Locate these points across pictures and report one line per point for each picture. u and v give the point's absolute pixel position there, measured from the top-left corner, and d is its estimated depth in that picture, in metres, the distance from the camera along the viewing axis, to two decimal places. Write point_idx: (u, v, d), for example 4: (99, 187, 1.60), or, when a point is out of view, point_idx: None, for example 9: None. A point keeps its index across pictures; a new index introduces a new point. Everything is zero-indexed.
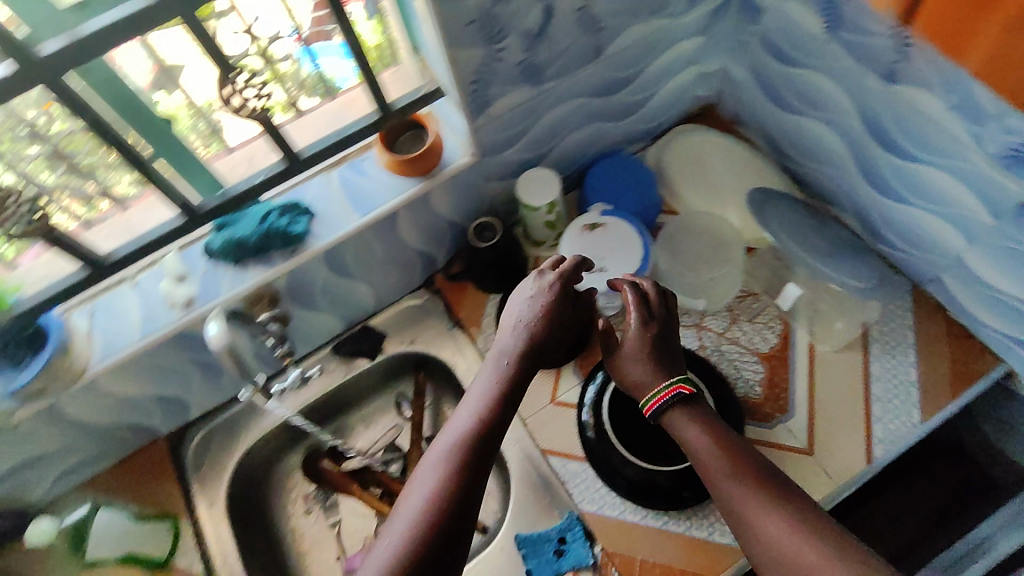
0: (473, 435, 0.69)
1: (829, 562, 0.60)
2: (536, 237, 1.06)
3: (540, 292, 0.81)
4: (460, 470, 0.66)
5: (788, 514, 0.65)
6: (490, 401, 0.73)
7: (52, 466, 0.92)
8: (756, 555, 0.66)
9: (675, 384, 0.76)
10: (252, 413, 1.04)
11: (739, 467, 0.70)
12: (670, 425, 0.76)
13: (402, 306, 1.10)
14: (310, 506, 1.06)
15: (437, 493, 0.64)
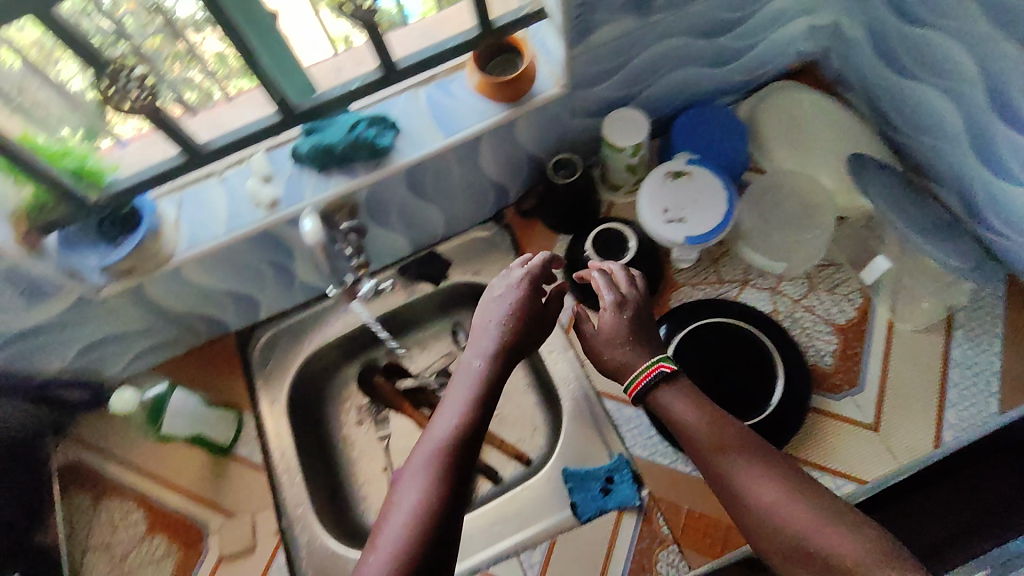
0: (450, 456, 0.62)
1: (825, 525, 0.59)
2: (615, 181, 1.03)
3: (516, 291, 0.74)
4: (439, 497, 0.60)
5: (780, 481, 0.64)
6: (467, 417, 0.65)
7: (131, 346, 0.96)
8: (749, 525, 0.64)
9: (654, 364, 0.73)
10: (316, 322, 1.06)
11: (729, 439, 0.68)
12: (656, 402, 0.73)
13: (469, 237, 1.09)
14: (362, 418, 1.08)
15: (418, 520, 0.58)
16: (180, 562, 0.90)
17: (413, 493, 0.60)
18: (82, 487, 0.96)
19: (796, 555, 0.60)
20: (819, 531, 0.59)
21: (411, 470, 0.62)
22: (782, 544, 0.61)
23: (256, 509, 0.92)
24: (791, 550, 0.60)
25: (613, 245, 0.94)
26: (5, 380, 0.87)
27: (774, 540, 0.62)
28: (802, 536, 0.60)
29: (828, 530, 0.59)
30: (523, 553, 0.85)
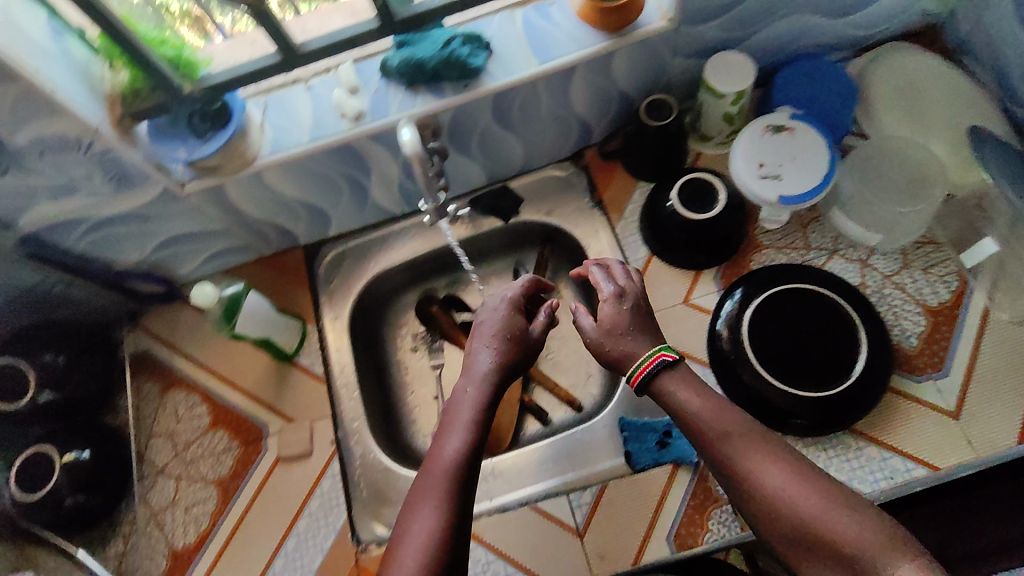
0: (456, 482, 0.63)
1: (836, 512, 0.55)
2: (708, 130, 0.97)
3: (508, 319, 0.76)
4: (449, 523, 0.60)
5: (789, 465, 0.60)
6: (468, 441, 0.66)
7: (205, 247, 0.97)
8: (754, 510, 0.60)
9: (655, 352, 0.70)
10: (382, 244, 1.06)
11: (733, 422, 0.64)
12: (657, 385, 0.69)
13: (544, 175, 1.05)
14: (417, 345, 1.10)
15: (433, 539, 0.58)
16: (240, 458, 0.92)
17: (425, 522, 0.59)
18: (149, 373, 0.98)
19: (806, 543, 0.56)
20: (831, 518, 0.55)
21: (419, 499, 0.62)
22: (791, 532, 0.57)
23: (314, 418, 0.94)
24: (801, 537, 0.56)
25: (701, 197, 0.90)
26: (87, 265, 0.90)
27: (781, 527, 0.57)
28: (812, 522, 0.56)
29: (840, 517, 0.55)
30: (573, 493, 0.84)
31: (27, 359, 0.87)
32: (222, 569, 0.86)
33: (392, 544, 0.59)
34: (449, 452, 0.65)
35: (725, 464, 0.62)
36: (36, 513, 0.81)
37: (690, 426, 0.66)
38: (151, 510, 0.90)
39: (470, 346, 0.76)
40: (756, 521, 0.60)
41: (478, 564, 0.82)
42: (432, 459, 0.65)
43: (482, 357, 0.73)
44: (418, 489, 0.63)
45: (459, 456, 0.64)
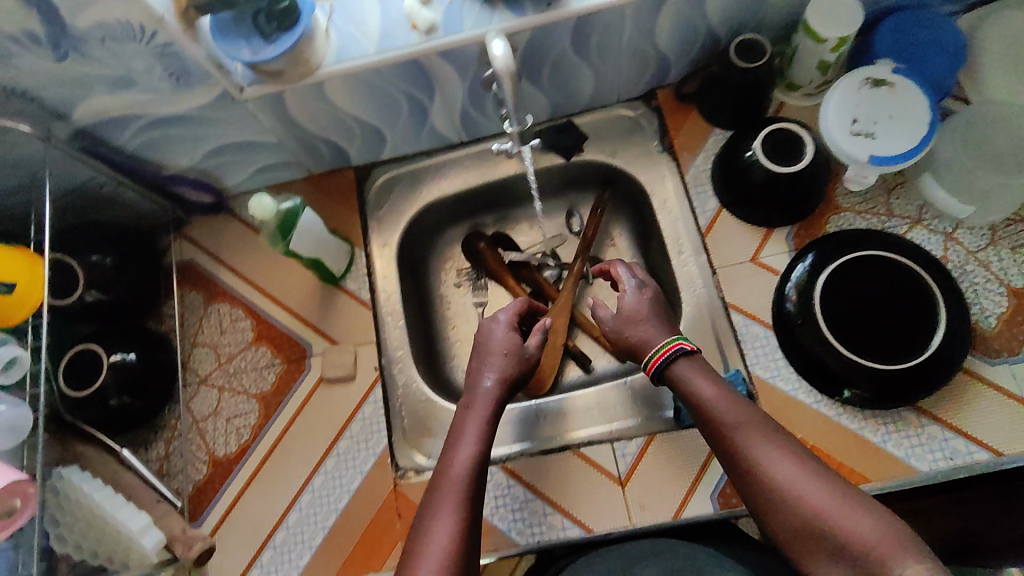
0: (470, 489, 0.67)
1: (843, 507, 0.59)
2: (796, 78, 0.90)
3: (510, 339, 0.82)
4: (464, 527, 0.64)
5: (799, 461, 0.64)
6: (477, 452, 0.71)
7: (255, 159, 0.93)
8: (763, 503, 0.64)
9: (672, 341, 0.76)
10: (434, 174, 1.01)
11: (750, 419, 0.68)
12: (675, 378, 0.75)
13: (611, 114, 0.98)
14: (461, 281, 1.08)
15: (452, 536, 0.63)
16: (283, 375, 0.91)
17: (443, 527, 0.63)
18: (193, 283, 0.96)
19: (812, 535, 0.60)
20: (838, 513, 0.59)
21: (436, 505, 0.66)
22: (798, 525, 0.61)
23: (359, 342, 0.92)
24: (808, 531, 0.60)
25: (785, 148, 0.84)
26: (136, 166, 0.86)
27: (788, 520, 0.61)
28: (819, 516, 0.60)
29: (846, 514, 0.59)
30: (618, 442, 0.83)
31: (74, 258, 0.85)
32: (263, 481, 0.87)
33: (411, 547, 0.63)
34: (460, 461, 0.70)
35: (738, 457, 0.67)
36: (83, 409, 0.83)
37: (707, 420, 0.71)
38: (193, 419, 0.90)
39: (471, 366, 0.82)
40: (763, 515, 0.64)
41: (517, 501, 0.82)
42: (445, 468, 0.69)
43: (485, 375, 0.79)
44: (433, 495, 0.67)
45: (470, 464, 0.69)
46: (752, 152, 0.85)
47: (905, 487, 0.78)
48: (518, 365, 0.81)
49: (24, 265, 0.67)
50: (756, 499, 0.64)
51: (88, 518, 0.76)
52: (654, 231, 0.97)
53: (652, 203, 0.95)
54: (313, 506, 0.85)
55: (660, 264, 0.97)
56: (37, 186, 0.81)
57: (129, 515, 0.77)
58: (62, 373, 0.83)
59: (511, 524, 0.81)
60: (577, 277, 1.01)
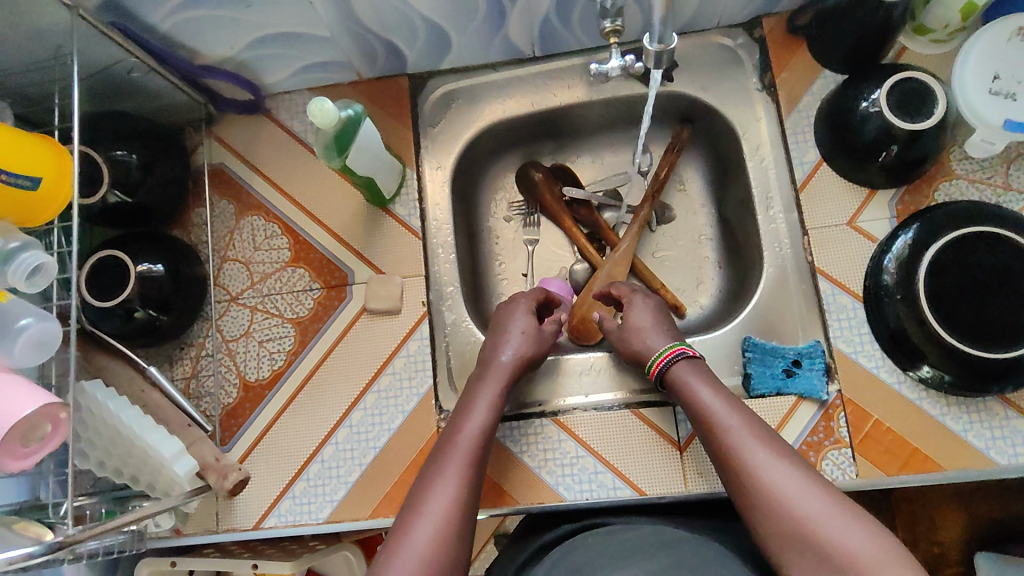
0: (476, 459, 0.66)
1: (837, 518, 0.57)
2: (928, 21, 0.77)
3: (529, 324, 0.79)
4: (467, 495, 0.63)
5: (794, 468, 0.62)
6: (487, 423, 0.69)
7: (300, 55, 0.81)
8: (753, 508, 0.61)
9: (673, 347, 0.75)
10: (497, 92, 0.90)
11: (746, 423, 0.66)
12: (674, 381, 0.72)
13: (707, 41, 0.87)
14: (511, 215, 0.99)
15: (452, 511, 0.62)
16: (322, 301, 0.84)
17: (445, 492, 0.63)
18: (224, 190, 0.88)
19: (801, 543, 0.57)
20: (831, 523, 0.57)
21: (439, 470, 0.65)
22: (787, 532, 0.58)
23: (407, 275, 0.84)
24: (797, 537, 0.58)
25: (912, 103, 0.73)
26: (170, 50, 0.75)
27: (777, 525, 0.59)
28: (811, 523, 0.57)
29: (840, 527, 0.57)
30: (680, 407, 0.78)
31: (98, 151, 0.75)
32: (298, 411, 0.81)
33: (408, 511, 0.62)
34: (469, 431, 0.68)
35: (730, 461, 0.64)
36: (105, 319, 0.75)
37: (701, 423, 0.68)
38: (222, 338, 0.84)
39: (485, 344, 0.79)
40: (752, 520, 0.61)
41: (567, 456, 0.78)
42: (451, 436, 0.68)
43: (502, 350, 0.77)
44: (438, 460, 0.66)
45: (480, 434, 0.68)
46: (873, 105, 0.74)
47: (978, 479, 0.73)
48: (537, 350, 0.78)
49: (55, 160, 0.58)
50: (745, 500, 0.62)
51: (113, 434, 0.70)
52: (739, 180, 0.88)
53: (741, 147, 0.86)
54: (349, 442, 0.80)
55: (739, 218, 0.89)
56: (59, 64, 0.70)
57: (161, 440, 0.71)
58: (83, 278, 0.74)
59: (559, 479, 0.77)
60: (643, 221, 0.92)
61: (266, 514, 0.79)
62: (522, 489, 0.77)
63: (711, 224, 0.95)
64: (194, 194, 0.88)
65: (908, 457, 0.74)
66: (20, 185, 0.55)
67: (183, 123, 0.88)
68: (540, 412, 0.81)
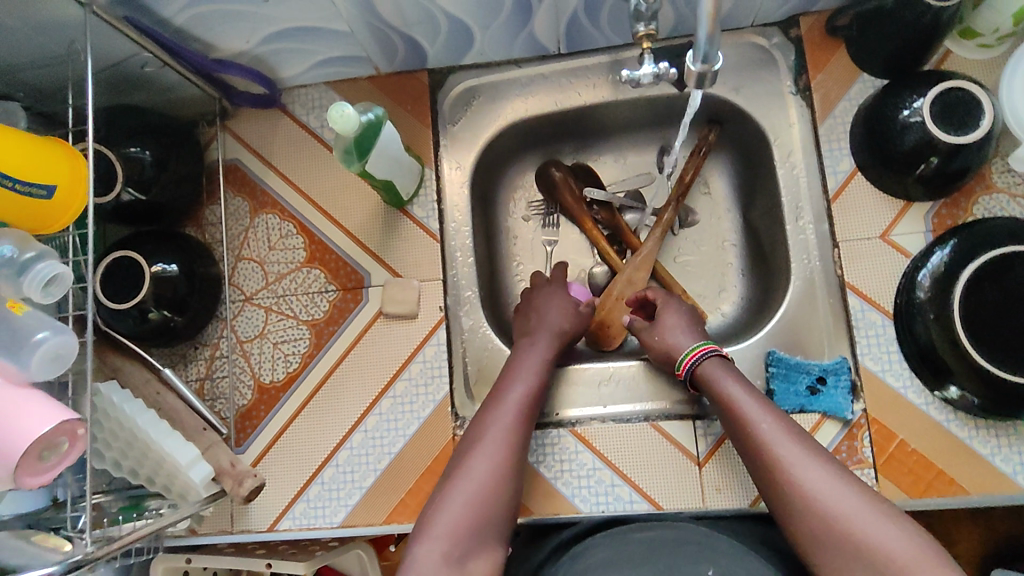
0: (523, 418, 0.70)
1: (871, 515, 0.57)
2: (977, 24, 0.73)
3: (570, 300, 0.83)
4: (515, 452, 0.68)
5: (827, 465, 0.61)
6: (534, 387, 0.73)
7: (318, 49, 0.78)
8: (784, 504, 0.61)
9: (701, 345, 0.74)
10: (520, 89, 0.87)
11: (774, 420, 0.65)
12: (704, 378, 0.71)
13: (740, 40, 0.83)
14: (531, 215, 0.97)
15: (490, 482, 0.65)
16: (337, 303, 0.83)
17: (483, 464, 0.66)
18: (238, 186, 0.86)
19: (832, 540, 0.57)
20: (864, 520, 0.57)
21: (483, 431, 0.69)
22: (820, 529, 0.58)
23: (425, 278, 0.82)
24: (829, 535, 0.57)
25: (958, 113, 0.69)
26: (184, 44, 0.72)
27: (809, 521, 0.59)
28: (844, 520, 0.57)
29: (871, 523, 0.57)
30: (699, 421, 0.77)
31: (112, 149, 0.74)
32: (313, 414, 0.81)
33: (454, 466, 0.67)
34: (514, 395, 0.72)
35: (761, 457, 0.64)
36: (118, 320, 0.74)
37: (731, 419, 0.67)
38: (237, 339, 0.83)
39: (521, 326, 0.82)
40: (784, 516, 0.61)
41: (584, 468, 0.77)
42: (495, 400, 0.72)
43: (550, 319, 0.80)
44: (484, 420, 0.70)
45: (528, 397, 0.72)
46: (914, 115, 0.71)
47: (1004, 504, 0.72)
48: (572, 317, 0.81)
49: (71, 167, 0.57)
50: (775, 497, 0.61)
51: (129, 437, 0.70)
52: (767, 186, 0.85)
53: (772, 153, 0.83)
54: (364, 447, 0.80)
55: (765, 225, 0.87)
56: (72, 61, 0.67)
57: (177, 446, 0.70)
58: (97, 278, 0.73)
59: (575, 490, 0.77)
60: (667, 225, 0.89)
61: (280, 516, 0.79)
62: (537, 500, 0.77)
63: (736, 229, 0.92)
64: (208, 190, 0.86)
65: (933, 479, 0.73)
66: (34, 194, 0.54)
67: (196, 117, 0.86)
68: (556, 421, 0.80)
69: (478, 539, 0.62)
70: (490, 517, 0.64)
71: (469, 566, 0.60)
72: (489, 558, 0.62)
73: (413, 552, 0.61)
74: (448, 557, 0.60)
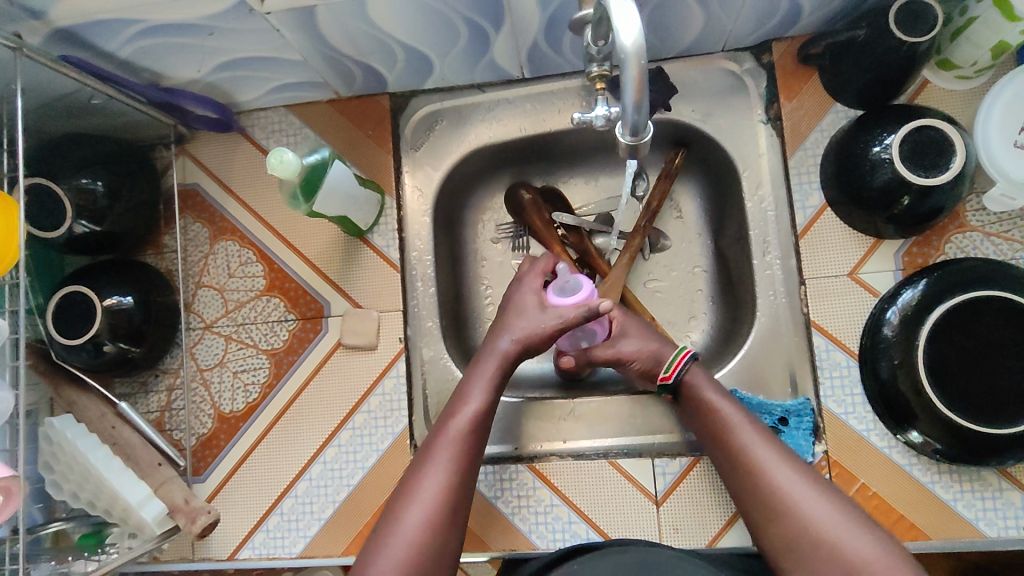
0: (469, 441, 0.66)
1: (843, 522, 0.57)
2: (955, 57, 0.70)
3: (538, 303, 0.74)
4: (456, 483, 0.63)
5: (803, 474, 0.61)
6: (482, 407, 0.68)
7: (272, 76, 0.76)
8: (759, 512, 0.61)
9: (683, 349, 0.72)
10: (485, 113, 0.84)
11: (751, 426, 0.65)
12: (687, 386, 0.70)
13: (710, 66, 0.80)
14: (499, 237, 0.94)
15: (439, 503, 0.61)
16: (297, 333, 0.82)
17: (436, 477, 0.63)
18: (197, 212, 0.85)
19: (805, 544, 0.57)
20: (837, 525, 0.57)
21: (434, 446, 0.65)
22: (795, 537, 0.58)
23: (385, 309, 0.81)
24: (802, 539, 0.57)
25: (929, 154, 0.67)
26: (130, 75, 0.70)
27: (785, 530, 0.59)
28: (818, 526, 0.57)
29: (842, 527, 0.57)
30: (658, 459, 0.76)
31: (60, 181, 0.72)
32: (272, 445, 0.81)
33: (410, 479, 0.64)
34: (465, 413, 0.67)
35: (738, 465, 0.64)
36: (74, 354, 0.73)
37: (710, 426, 0.67)
38: (197, 367, 0.83)
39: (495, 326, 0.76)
40: (759, 524, 0.61)
41: (542, 504, 0.77)
42: (445, 420, 0.67)
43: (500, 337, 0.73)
44: (430, 444, 0.66)
45: (474, 420, 0.67)
46: (885, 152, 0.68)
47: (964, 549, 0.71)
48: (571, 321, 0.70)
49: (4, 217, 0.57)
50: (751, 502, 0.62)
51: (83, 472, 0.71)
52: (736, 217, 0.83)
53: (741, 184, 0.80)
54: (323, 478, 0.79)
55: (734, 255, 0.84)
56: (11, 99, 0.66)
57: (129, 485, 0.71)
58: (49, 314, 0.72)
59: (532, 527, 0.76)
60: (634, 251, 0.86)
61: (240, 545, 0.79)
62: (495, 536, 0.76)
63: (707, 255, 0.90)
64: (165, 217, 0.85)
65: (893, 524, 0.71)
66: None
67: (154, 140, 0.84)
68: (515, 457, 0.80)
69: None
70: (442, 535, 0.60)
71: None
72: None
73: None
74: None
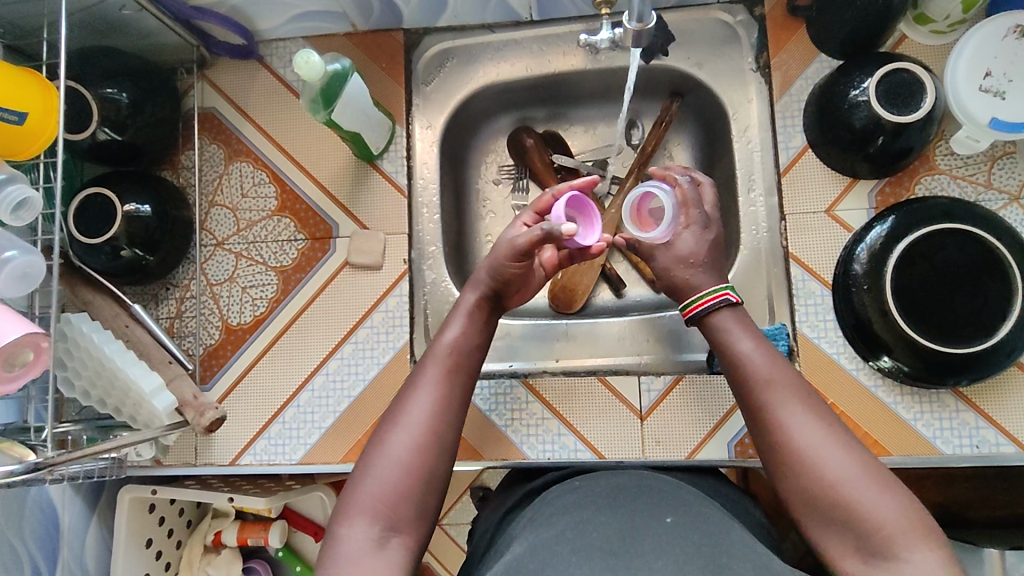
0: (455, 370, 0.60)
1: (867, 483, 0.50)
2: (930, 10, 0.76)
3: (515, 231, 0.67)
4: (444, 411, 0.57)
5: (828, 425, 0.54)
6: (464, 340, 0.62)
7: (295, 3, 0.81)
8: (777, 464, 0.54)
9: (722, 289, 0.64)
10: (494, 53, 0.90)
11: (785, 378, 0.57)
12: (711, 328, 0.63)
13: (706, 17, 0.87)
14: (502, 178, 0.98)
15: (423, 438, 0.55)
16: (306, 251, 0.86)
17: (418, 404, 0.57)
18: (214, 134, 0.88)
19: (819, 503, 0.51)
20: (860, 486, 0.50)
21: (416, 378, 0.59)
22: (811, 492, 0.51)
23: (391, 230, 0.85)
24: (814, 498, 0.51)
25: (902, 94, 0.73)
26: None
27: (800, 483, 0.52)
28: (835, 487, 0.50)
29: (865, 489, 0.50)
30: (643, 376, 0.81)
31: (87, 88, 0.75)
32: (277, 356, 0.84)
33: (389, 416, 0.57)
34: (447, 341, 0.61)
35: (757, 411, 0.57)
36: (92, 256, 0.77)
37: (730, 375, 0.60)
38: (207, 281, 0.86)
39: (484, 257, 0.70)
40: (776, 475, 0.54)
41: (533, 417, 0.81)
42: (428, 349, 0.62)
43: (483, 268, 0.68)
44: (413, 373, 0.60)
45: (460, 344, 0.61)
46: (862, 94, 0.74)
47: (922, 464, 0.76)
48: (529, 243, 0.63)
49: (43, 98, 0.60)
50: (768, 458, 0.55)
51: (97, 367, 0.73)
52: (724, 159, 0.89)
53: (729, 126, 0.87)
54: (325, 389, 0.83)
55: (722, 199, 0.90)
56: None
57: (141, 375, 0.74)
58: (72, 216, 0.76)
59: (523, 438, 0.81)
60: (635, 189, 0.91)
61: (241, 452, 0.83)
62: (487, 447, 0.81)
63: None
64: (183, 136, 0.89)
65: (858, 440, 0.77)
66: (6, 120, 0.57)
67: (176, 64, 0.88)
68: (510, 372, 0.85)
69: (410, 509, 0.53)
70: (424, 479, 0.54)
71: (395, 542, 0.51)
72: (410, 542, 0.52)
73: (334, 526, 0.52)
74: (374, 530, 0.51)
